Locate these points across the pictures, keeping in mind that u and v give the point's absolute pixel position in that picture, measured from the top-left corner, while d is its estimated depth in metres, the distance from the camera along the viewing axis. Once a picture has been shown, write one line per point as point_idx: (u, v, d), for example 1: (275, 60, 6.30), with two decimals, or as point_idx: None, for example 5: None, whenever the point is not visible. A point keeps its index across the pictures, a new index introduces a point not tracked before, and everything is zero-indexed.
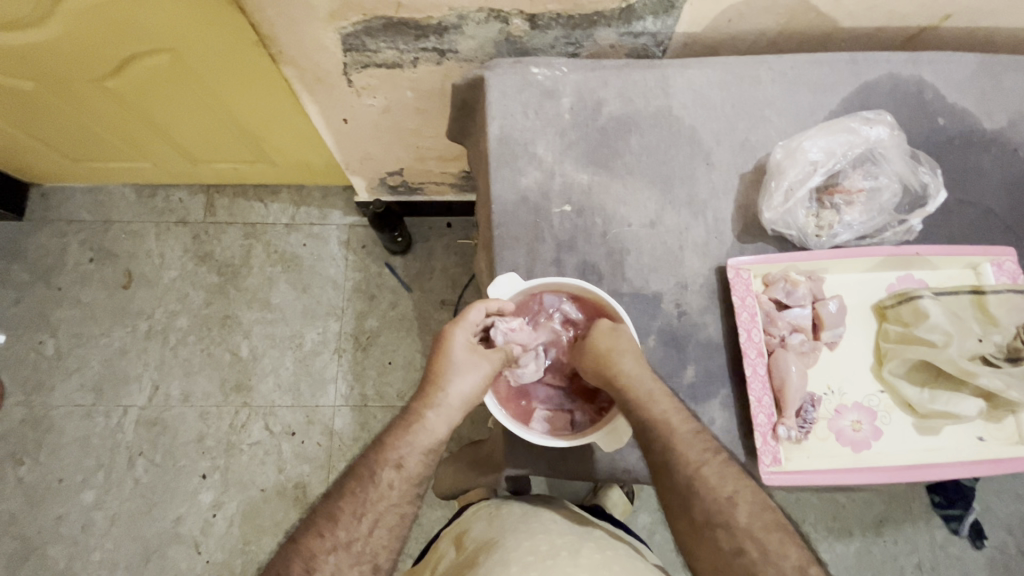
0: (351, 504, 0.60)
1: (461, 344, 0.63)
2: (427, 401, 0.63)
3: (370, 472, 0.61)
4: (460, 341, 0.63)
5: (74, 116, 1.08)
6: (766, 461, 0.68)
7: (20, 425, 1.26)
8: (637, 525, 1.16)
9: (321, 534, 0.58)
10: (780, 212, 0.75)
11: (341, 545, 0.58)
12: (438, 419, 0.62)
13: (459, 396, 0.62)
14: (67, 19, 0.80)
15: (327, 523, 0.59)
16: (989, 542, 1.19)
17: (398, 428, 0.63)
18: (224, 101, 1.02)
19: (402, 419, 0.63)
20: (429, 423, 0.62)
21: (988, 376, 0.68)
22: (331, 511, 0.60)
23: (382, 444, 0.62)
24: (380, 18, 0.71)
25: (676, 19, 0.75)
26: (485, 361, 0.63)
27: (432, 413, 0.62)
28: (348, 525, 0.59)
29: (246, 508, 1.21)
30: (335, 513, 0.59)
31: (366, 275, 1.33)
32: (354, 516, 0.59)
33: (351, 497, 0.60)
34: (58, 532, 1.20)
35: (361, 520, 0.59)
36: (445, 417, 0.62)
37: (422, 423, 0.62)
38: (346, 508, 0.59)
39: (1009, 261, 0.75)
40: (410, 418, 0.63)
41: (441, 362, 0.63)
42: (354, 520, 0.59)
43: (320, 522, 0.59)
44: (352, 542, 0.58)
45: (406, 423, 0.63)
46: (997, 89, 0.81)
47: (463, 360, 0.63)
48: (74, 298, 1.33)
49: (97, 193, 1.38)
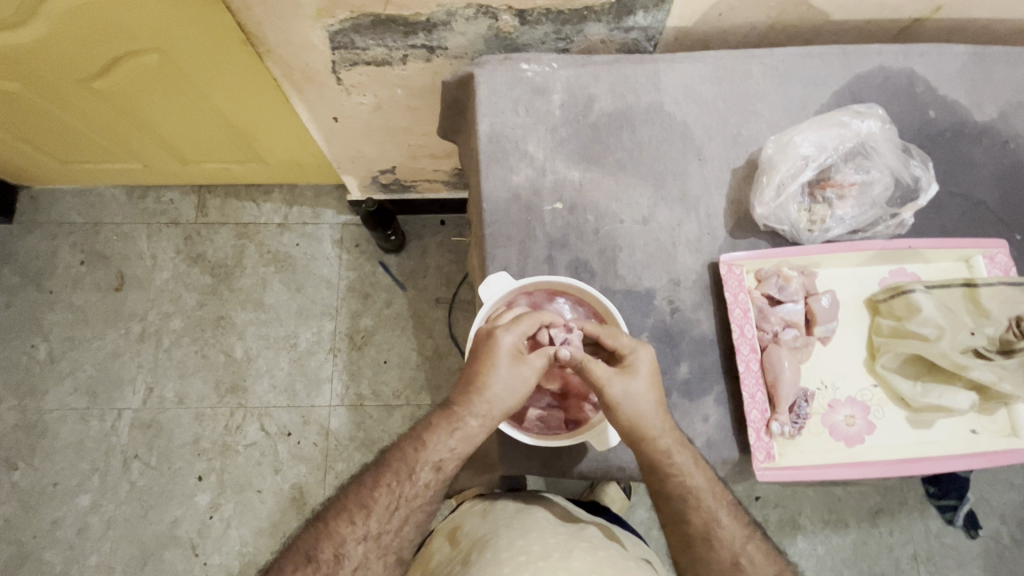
0: (385, 497, 0.61)
1: (505, 348, 0.61)
2: (470, 406, 0.61)
3: (408, 469, 0.61)
4: (506, 346, 0.61)
5: (62, 115, 1.07)
6: (759, 457, 0.68)
7: (14, 430, 1.25)
8: (634, 521, 1.17)
9: (353, 522, 0.60)
10: (772, 208, 0.74)
11: (371, 536, 0.60)
12: (480, 427, 0.61)
13: (500, 405, 0.61)
14: (54, 19, 0.79)
15: (360, 512, 0.60)
16: (984, 532, 1.19)
17: (438, 427, 0.62)
18: (216, 100, 1.01)
19: (441, 417, 0.63)
20: (470, 427, 0.61)
21: (979, 369, 0.68)
22: (365, 499, 0.61)
23: (420, 443, 0.62)
24: (368, 15, 0.70)
25: (666, 13, 0.74)
26: (529, 369, 0.61)
27: (473, 420, 0.61)
28: (380, 518, 0.60)
29: (243, 509, 1.21)
30: (369, 503, 0.60)
31: (360, 274, 1.33)
32: (387, 510, 0.60)
33: (387, 489, 0.61)
34: (55, 536, 1.20)
35: (393, 515, 0.60)
36: (487, 424, 0.61)
37: (463, 428, 0.61)
38: (381, 501, 0.60)
39: (1000, 253, 0.75)
40: (450, 419, 0.62)
41: (485, 367, 0.61)
42: (386, 513, 0.60)
43: (352, 509, 0.60)
44: (382, 534, 0.60)
45: (448, 424, 0.62)
46: (988, 80, 0.80)
47: (507, 368, 0.61)
48: (66, 301, 1.32)
49: (87, 195, 1.37)
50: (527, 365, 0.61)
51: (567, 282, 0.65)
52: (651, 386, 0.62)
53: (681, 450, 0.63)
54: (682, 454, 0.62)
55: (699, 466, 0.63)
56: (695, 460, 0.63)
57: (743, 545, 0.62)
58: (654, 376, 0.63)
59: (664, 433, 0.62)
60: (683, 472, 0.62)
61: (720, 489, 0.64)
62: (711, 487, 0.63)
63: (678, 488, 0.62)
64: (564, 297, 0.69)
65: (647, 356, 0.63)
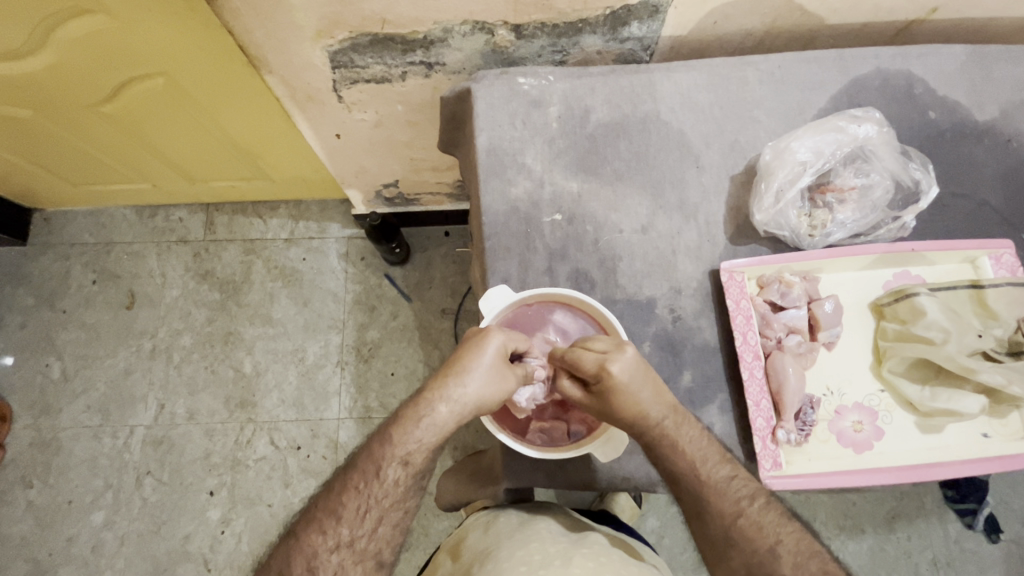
0: (354, 501, 0.60)
1: (493, 349, 0.61)
2: (441, 393, 0.60)
3: (375, 468, 0.61)
4: (491, 354, 0.61)
5: (70, 138, 1.08)
6: (766, 465, 0.68)
7: (29, 449, 1.27)
8: (644, 530, 1.17)
9: (324, 531, 0.59)
10: (772, 213, 0.74)
11: (344, 543, 0.59)
12: (450, 414, 0.60)
13: (475, 394, 0.60)
14: (61, 48, 0.80)
15: (329, 520, 0.60)
16: (1005, 536, 1.17)
17: (406, 417, 0.61)
18: (220, 120, 1.03)
19: (411, 404, 0.62)
20: (440, 415, 0.60)
21: (988, 372, 0.67)
22: (334, 507, 0.60)
23: (387, 438, 0.61)
24: (366, 35, 0.71)
25: (661, 23, 0.74)
26: (513, 374, 0.62)
27: (443, 406, 0.60)
28: (351, 523, 0.60)
29: (254, 524, 1.21)
30: (339, 509, 0.60)
31: (366, 287, 1.34)
32: (358, 514, 0.60)
33: (356, 492, 0.60)
34: (69, 553, 1.21)
35: (365, 518, 0.60)
36: (457, 412, 0.60)
37: (433, 416, 0.60)
38: (350, 505, 0.60)
39: (1007, 254, 0.74)
40: (420, 408, 0.61)
41: (470, 351, 0.61)
42: (357, 517, 0.60)
43: (322, 518, 0.60)
44: (355, 540, 0.59)
45: (415, 415, 0.61)
46: (989, 79, 0.80)
47: (489, 368, 0.60)
48: (79, 320, 1.34)
49: (99, 216, 1.40)
50: (512, 369, 0.62)
51: (570, 293, 0.65)
52: (644, 385, 0.61)
53: (666, 436, 0.62)
54: (665, 443, 0.62)
55: (691, 447, 0.62)
56: (688, 441, 0.63)
57: (733, 520, 0.60)
58: (648, 371, 0.62)
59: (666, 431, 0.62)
60: (671, 462, 0.62)
61: (714, 458, 0.63)
62: (703, 465, 0.62)
63: (664, 473, 0.63)
64: (567, 309, 0.69)
65: (630, 354, 0.60)
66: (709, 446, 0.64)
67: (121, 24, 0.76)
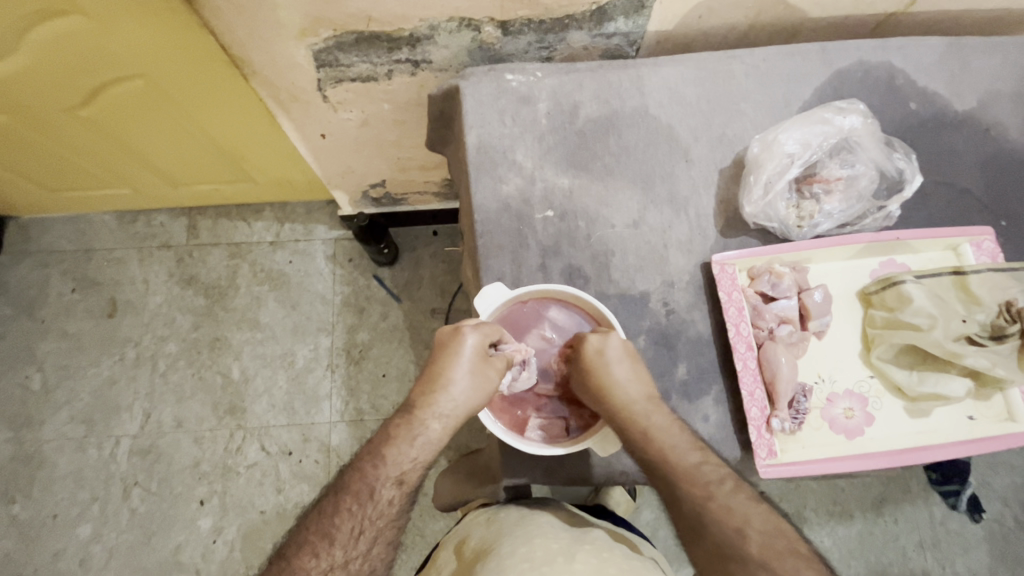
0: (348, 522, 0.59)
1: (471, 351, 0.62)
2: (432, 408, 0.62)
3: (369, 490, 0.60)
4: (470, 346, 0.62)
5: (43, 142, 1.05)
6: (761, 454, 0.69)
7: (11, 463, 1.24)
8: (639, 522, 1.18)
9: (317, 554, 0.58)
10: (761, 206, 0.75)
11: (338, 565, 0.58)
12: (443, 429, 0.62)
13: (465, 404, 0.62)
14: (34, 49, 0.78)
15: (323, 543, 0.58)
16: (989, 516, 1.20)
17: (400, 436, 0.62)
18: (201, 122, 1.01)
19: (401, 422, 0.63)
20: (433, 430, 0.62)
21: (973, 356, 0.69)
22: (326, 529, 0.59)
23: (378, 458, 0.61)
24: (351, 32, 0.70)
25: (647, 18, 0.75)
26: (492, 371, 0.62)
27: (434, 421, 0.62)
28: (345, 545, 0.58)
29: (247, 531, 1.20)
30: (331, 531, 0.59)
31: (355, 289, 1.33)
32: (352, 535, 0.59)
33: (349, 514, 0.59)
34: (56, 568, 1.19)
35: (359, 539, 0.59)
36: (449, 425, 0.62)
37: (427, 433, 0.62)
38: (344, 527, 0.59)
39: (988, 240, 0.76)
40: (413, 425, 0.62)
41: (450, 359, 0.62)
42: (350, 539, 0.59)
43: (314, 541, 0.58)
44: (349, 562, 0.58)
45: (409, 432, 0.62)
46: (966, 70, 0.82)
47: (470, 363, 0.62)
48: (60, 330, 1.31)
49: (78, 222, 1.37)
50: (491, 364, 0.63)
51: (564, 288, 0.66)
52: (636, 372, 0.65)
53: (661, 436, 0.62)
54: (658, 433, 0.63)
55: (690, 444, 0.63)
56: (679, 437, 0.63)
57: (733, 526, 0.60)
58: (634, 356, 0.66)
59: (643, 410, 0.63)
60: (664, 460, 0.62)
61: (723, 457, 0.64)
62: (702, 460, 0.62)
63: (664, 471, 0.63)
64: (562, 305, 0.69)
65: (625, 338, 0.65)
66: (701, 440, 0.65)
67: (99, 25, 0.75)
